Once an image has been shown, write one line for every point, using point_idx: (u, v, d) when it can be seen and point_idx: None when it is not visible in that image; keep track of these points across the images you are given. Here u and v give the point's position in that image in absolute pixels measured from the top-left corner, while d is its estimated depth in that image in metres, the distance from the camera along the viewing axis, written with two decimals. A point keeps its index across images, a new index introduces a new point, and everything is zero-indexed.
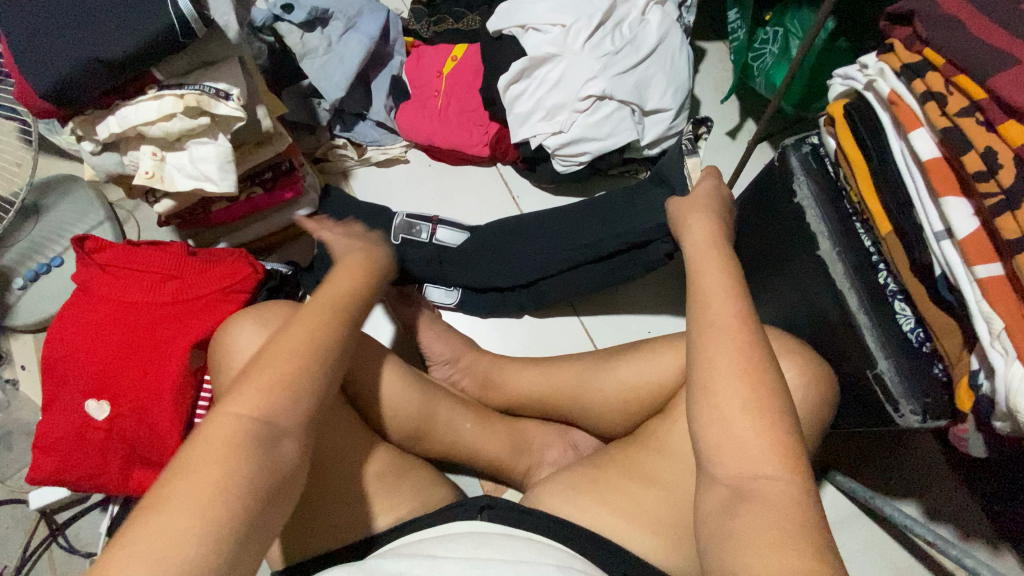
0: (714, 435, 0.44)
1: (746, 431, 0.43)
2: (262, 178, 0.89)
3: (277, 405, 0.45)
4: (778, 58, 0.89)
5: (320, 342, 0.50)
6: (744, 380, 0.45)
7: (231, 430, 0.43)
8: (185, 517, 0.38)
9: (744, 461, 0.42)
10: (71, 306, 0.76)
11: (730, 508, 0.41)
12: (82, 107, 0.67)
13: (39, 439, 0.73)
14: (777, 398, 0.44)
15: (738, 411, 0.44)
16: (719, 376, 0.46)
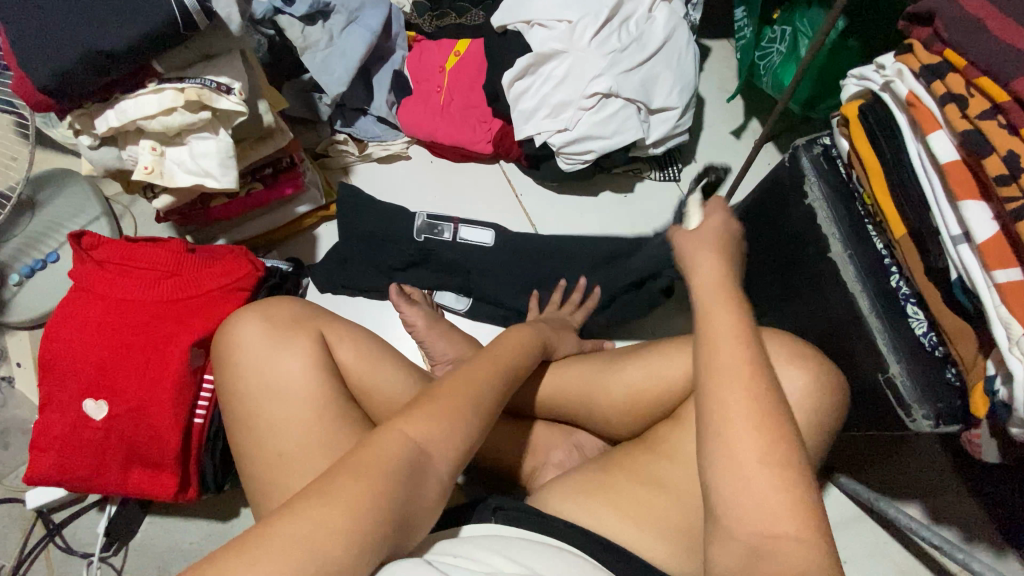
0: (723, 484, 0.44)
1: (758, 482, 0.42)
2: (262, 174, 0.87)
3: (438, 436, 0.48)
4: (786, 57, 0.87)
5: (487, 391, 0.54)
6: (749, 428, 0.44)
7: (398, 450, 0.45)
8: (343, 520, 0.40)
9: (757, 518, 0.42)
10: (67, 304, 0.74)
11: (751, 564, 0.41)
12: (81, 100, 0.65)
13: (35, 439, 0.72)
14: (784, 445, 0.43)
15: (750, 461, 0.43)
16: (733, 412, 0.45)
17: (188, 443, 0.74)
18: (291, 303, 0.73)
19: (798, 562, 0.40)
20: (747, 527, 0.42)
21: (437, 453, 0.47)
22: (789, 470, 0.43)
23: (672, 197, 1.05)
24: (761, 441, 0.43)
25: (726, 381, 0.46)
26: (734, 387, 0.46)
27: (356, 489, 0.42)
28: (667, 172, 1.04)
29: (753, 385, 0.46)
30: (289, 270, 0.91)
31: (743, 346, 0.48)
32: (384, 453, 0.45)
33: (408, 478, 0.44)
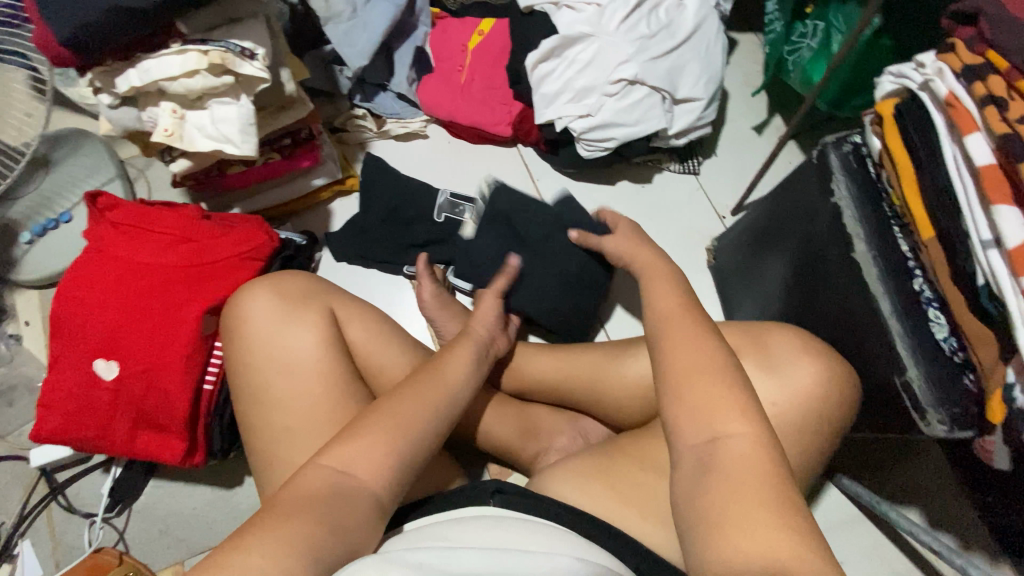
0: (676, 407, 0.52)
1: (705, 398, 0.51)
2: (281, 144, 0.86)
3: (367, 458, 0.52)
4: (817, 53, 0.86)
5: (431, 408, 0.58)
6: (694, 365, 0.53)
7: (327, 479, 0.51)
8: (277, 541, 0.44)
9: (712, 422, 0.50)
10: (81, 264, 0.74)
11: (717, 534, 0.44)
12: (103, 57, 0.65)
13: (44, 397, 0.72)
14: (725, 378, 0.52)
15: (716, 427, 0.50)
16: (694, 412, 0.51)
17: (196, 409, 0.75)
18: (304, 277, 0.73)
19: (748, 474, 0.46)
20: (694, 440, 0.50)
21: (363, 477, 0.52)
22: (735, 391, 0.51)
23: (689, 190, 1.04)
24: (703, 375, 0.52)
25: (673, 333, 0.57)
26: (679, 333, 0.56)
27: (296, 512, 0.47)
28: (686, 164, 1.04)
29: (690, 335, 0.56)
30: (304, 243, 0.91)
31: (677, 316, 0.59)
32: (318, 476, 0.51)
33: (343, 500, 0.49)
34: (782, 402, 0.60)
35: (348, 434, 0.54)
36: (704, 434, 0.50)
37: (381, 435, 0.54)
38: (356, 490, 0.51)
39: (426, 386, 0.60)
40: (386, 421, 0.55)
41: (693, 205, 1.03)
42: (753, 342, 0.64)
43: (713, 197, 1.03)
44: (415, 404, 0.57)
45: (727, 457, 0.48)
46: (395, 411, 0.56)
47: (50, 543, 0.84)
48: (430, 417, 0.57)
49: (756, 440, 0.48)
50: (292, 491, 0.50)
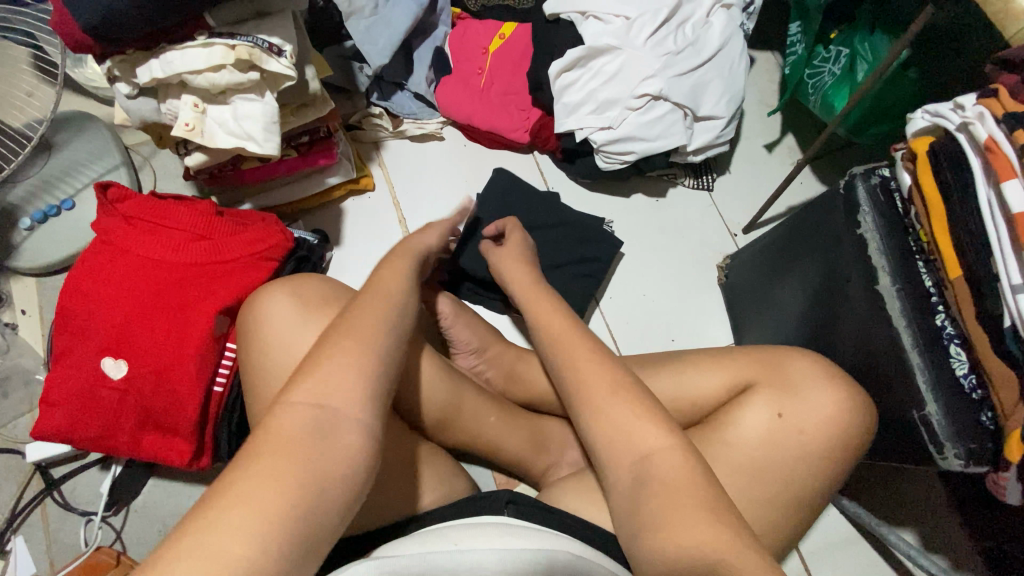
0: (599, 429, 0.52)
1: (621, 420, 0.51)
2: (299, 142, 0.84)
3: (331, 392, 0.47)
4: (839, 79, 0.87)
5: (381, 327, 0.52)
6: (608, 388, 0.53)
7: (297, 420, 0.45)
8: (249, 515, 0.39)
9: (625, 433, 0.50)
10: (90, 256, 0.71)
11: (637, 492, 0.48)
12: (125, 46, 0.62)
13: (47, 394, 0.70)
14: (639, 403, 0.52)
15: (610, 412, 0.52)
16: (596, 400, 0.53)
17: (205, 411, 0.73)
18: (323, 279, 0.72)
19: (666, 465, 0.48)
20: (625, 461, 0.50)
21: (338, 405, 0.46)
22: (649, 410, 0.51)
23: (702, 206, 1.04)
24: (626, 396, 0.52)
25: (579, 352, 0.57)
26: (581, 356, 0.56)
27: (273, 458, 0.43)
28: (701, 180, 1.04)
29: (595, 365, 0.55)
30: (316, 243, 0.89)
31: (563, 325, 0.61)
32: (289, 416, 0.45)
33: (321, 441, 0.44)
34: (805, 426, 0.61)
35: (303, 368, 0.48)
36: (631, 455, 0.50)
37: (341, 373, 0.48)
38: (331, 423, 0.45)
39: (372, 301, 0.55)
40: (341, 342, 0.49)
41: (705, 221, 1.04)
42: (774, 367, 0.65)
43: (725, 214, 1.04)
44: (368, 319, 0.52)
45: (662, 468, 0.48)
46: (343, 330, 0.51)
47: (43, 540, 0.81)
48: (384, 321, 0.53)
49: (686, 453, 0.49)
50: (263, 437, 0.44)
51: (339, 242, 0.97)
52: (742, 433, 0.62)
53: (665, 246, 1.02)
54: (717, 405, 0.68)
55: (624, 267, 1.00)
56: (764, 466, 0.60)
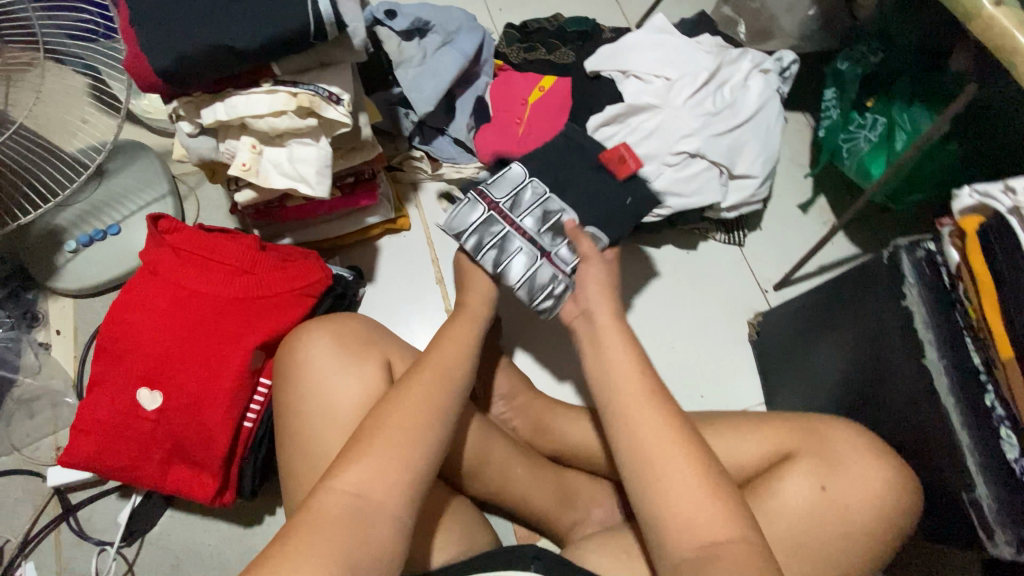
0: (651, 491, 0.50)
1: (678, 490, 0.49)
2: (344, 182, 0.87)
3: (371, 481, 0.50)
4: (876, 146, 0.87)
5: (425, 412, 0.56)
6: (666, 442, 0.51)
7: (333, 504, 0.49)
8: None
9: (687, 509, 0.48)
10: (135, 287, 0.72)
11: (700, 565, 0.46)
12: (193, 88, 0.66)
13: (79, 421, 0.70)
14: (714, 489, 0.49)
15: (654, 461, 0.50)
16: (649, 448, 0.51)
17: (234, 445, 0.72)
18: (360, 321, 0.72)
19: (739, 558, 0.46)
20: (694, 538, 0.47)
21: (378, 497, 0.50)
22: (697, 459, 0.50)
23: (732, 261, 1.05)
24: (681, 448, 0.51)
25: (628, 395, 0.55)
26: (642, 409, 0.54)
27: (314, 541, 0.46)
28: (732, 236, 1.05)
29: (664, 428, 0.52)
30: (351, 279, 0.89)
31: (629, 360, 0.58)
32: (333, 500, 0.49)
33: (359, 525, 0.48)
34: (851, 500, 0.59)
35: (350, 453, 0.52)
36: (700, 538, 0.47)
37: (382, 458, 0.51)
38: (372, 510, 0.49)
39: (423, 383, 0.58)
40: (389, 440, 0.53)
41: (736, 276, 1.04)
42: (813, 435, 0.64)
43: (757, 272, 1.04)
44: (415, 410, 0.55)
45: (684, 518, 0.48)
46: (393, 416, 0.54)
47: (54, 568, 0.80)
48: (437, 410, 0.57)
49: (751, 543, 0.47)
50: (305, 521, 0.48)
51: (372, 279, 0.99)
52: (783, 503, 0.60)
53: (695, 300, 1.02)
54: (756, 472, 0.66)
55: (653, 319, 1.00)
56: (806, 539, 0.59)
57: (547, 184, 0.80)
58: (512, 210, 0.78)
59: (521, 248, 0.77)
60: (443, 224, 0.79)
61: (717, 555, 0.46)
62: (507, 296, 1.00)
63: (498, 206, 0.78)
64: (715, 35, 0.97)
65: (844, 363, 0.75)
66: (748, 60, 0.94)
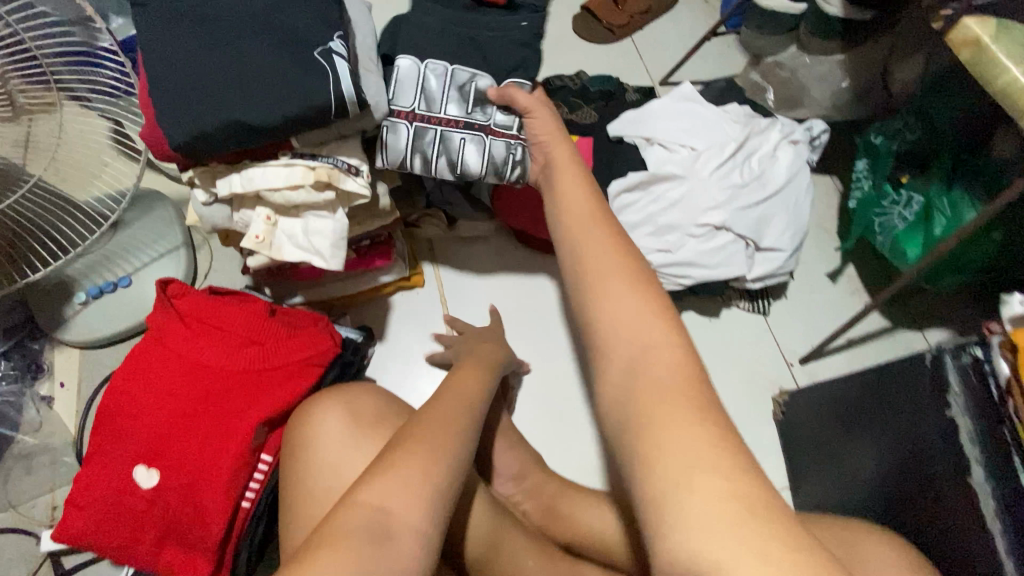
0: (596, 311, 0.49)
1: (625, 317, 0.48)
2: (359, 245, 0.85)
3: (395, 499, 0.46)
4: (912, 224, 0.83)
5: (449, 433, 0.52)
6: (623, 276, 0.50)
7: (348, 526, 0.44)
8: None
9: (632, 333, 0.47)
10: (140, 356, 0.70)
11: (629, 381, 0.45)
12: (211, 161, 0.65)
13: (76, 495, 0.67)
14: (657, 304, 0.48)
15: (608, 278, 0.50)
16: (614, 294, 0.49)
17: (230, 527, 0.68)
18: (374, 394, 0.70)
19: (672, 379, 0.44)
20: (626, 356, 0.46)
21: (401, 515, 0.46)
22: (648, 291, 0.49)
23: (756, 331, 1.01)
24: (639, 287, 0.49)
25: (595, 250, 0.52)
26: (607, 259, 0.51)
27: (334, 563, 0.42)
28: (756, 304, 1.01)
29: (614, 254, 0.51)
30: (360, 339, 0.87)
31: (585, 198, 0.58)
32: (349, 518, 0.45)
33: (381, 544, 0.44)
34: None
35: (376, 467, 0.49)
36: (632, 348, 0.46)
37: (410, 477, 0.48)
38: (394, 530, 0.45)
39: (451, 411, 0.56)
40: (418, 452, 0.49)
41: (761, 347, 0.99)
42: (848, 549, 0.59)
43: (782, 343, 1.00)
44: (442, 433, 0.52)
45: (645, 359, 0.45)
46: (416, 434, 0.51)
47: None
48: (462, 434, 0.53)
49: (687, 359, 0.45)
50: (321, 541, 0.44)
51: (383, 338, 0.96)
52: None
53: (717, 370, 0.97)
54: None
55: None
56: None
57: (444, 62, 0.76)
58: (430, 110, 0.74)
59: (462, 138, 0.74)
60: (384, 167, 0.74)
61: (645, 373, 0.45)
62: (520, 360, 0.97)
63: (416, 115, 0.73)
64: (744, 104, 0.96)
65: (882, 460, 0.70)
66: (778, 130, 0.91)
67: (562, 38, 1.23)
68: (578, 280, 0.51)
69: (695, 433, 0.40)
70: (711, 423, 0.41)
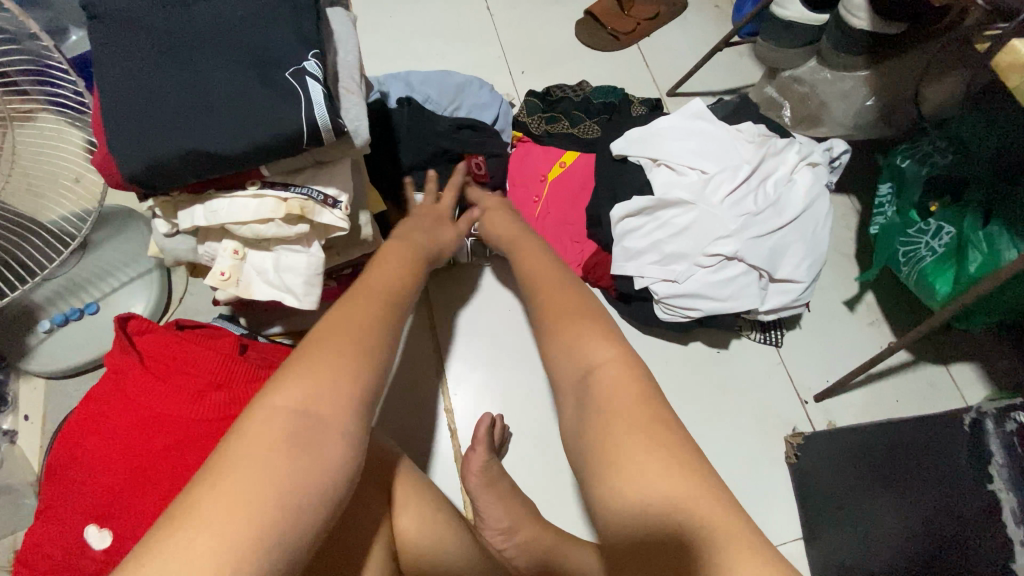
0: (547, 338, 0.58)
1: (577, 338, 0.55)
2: (341, 274, 0.79)
3: (314, 397, 0.45)
4: (940, 259, 0.77)
5: (362, 329, 0.51)
6: (569, 313, 0.58)
7: (274, 421, 0.43)
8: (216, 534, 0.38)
9: (588, 355, 0.53)
10: (100, 403, 0.64)
11: (584, 387, 0.51)
12: (172, 192, 0.59)
13: (22, 557, 0.60)
14: (602, 329, 0.55)
15: (558, 314, 0.59)
16: (571, 334, 0.56)
17: None
18: None
19: (622, 392, 0.49)
20: (575, 369, 0.53)
21: (324, 408, 0.45)
22: (612, 334, 0.55)
23: (767, 364, 0.94)
24: (584, 315, 0.57)
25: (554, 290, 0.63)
26: (569, 319, 0.57)
27: (250, 479, 0.40)
28: (768, 335, 0.94)
29: (564, 288, 0.63)
30: None
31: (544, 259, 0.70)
32: (268, 418, 0.44)
33: (307, 440, 0.43)
34: None
35: (283, 374, 0.47)
36: (583, 366, 0.53)
37: (321, 374, 0.46)
38: (319, 425, 0.44)
39: (366, 306, 0.55)
40: (333, 350, 0.48)
41: (772, 382, 0.93)
42: None
43: (796, 378, 0.93)
44: (347, 328, 0.50)
45: (599, 386, 0.50)
46: (330, 333, 0.50)
47: None
48: (377, 333, 0.52)
49: (632, 368, 0.51)
50: (235, 443, 0.42)
51: None
52: None
53: (724, 407, 0.91)
54: None
55: None
56: None
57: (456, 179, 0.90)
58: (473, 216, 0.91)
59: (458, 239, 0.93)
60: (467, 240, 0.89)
61: (595, 384, 0.51)
62: (514, 394, 0.91)
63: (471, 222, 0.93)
64: (759, 122, 0.89)
65: None
66: (795, 152, 0.85)
67: (564, 45, 1.17)
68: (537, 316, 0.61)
69: (650, 454, 0.44)
70: (666, 436, 0.46)
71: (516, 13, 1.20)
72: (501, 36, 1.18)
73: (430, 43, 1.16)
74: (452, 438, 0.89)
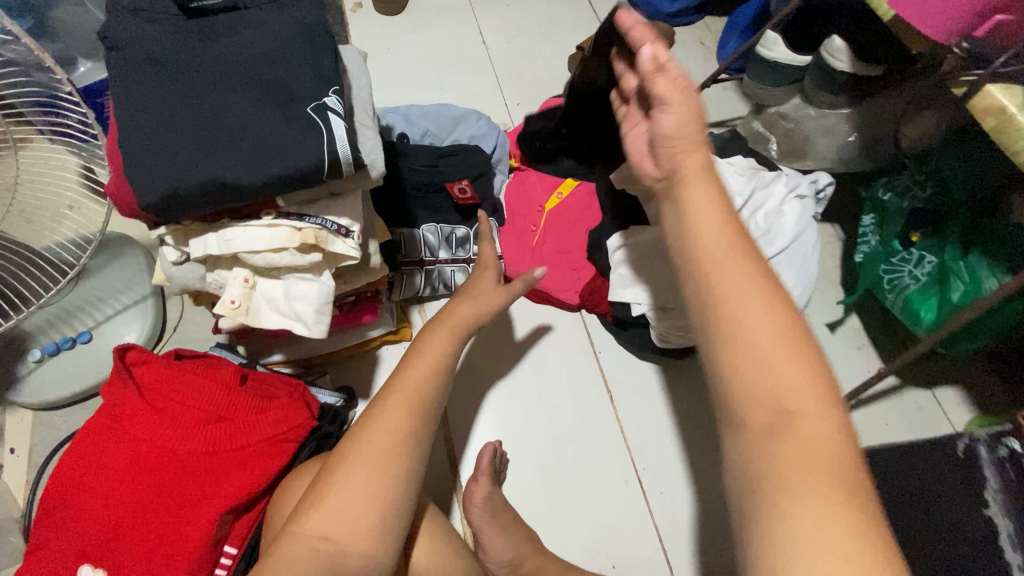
0: (720, 345, 0.41)
1: (768, 346, 0.39)
2: (343, 302, 0.79)
3: (342, 531, 0.56)
4: (924, 287, 0.79)
5: (394, 445, 0.61)
6: (760, 304, 0.41)
7: (302, 552, 0.54)
8: None
9: (780, 389, 0.38)
10: (93, 438, 0.63)
11: (768, 435, 0.37)
12: (183, 220, 0.58)
13: None
14: (802, 342, 0.40)
15: (740, 304, 0.41)
16: (755, 331, 0.40)
17: None
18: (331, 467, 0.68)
19: (823, 454, 0.36)
20: (761, 403, 0.39)
21: (346, 543, 0.56)
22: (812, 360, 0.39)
23: None
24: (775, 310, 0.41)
25: (735, 250, 0.44)
26: (758, 319, 0.40)
27: None
28: None
29: (743, 248, 0.44)
30: (339, 404, 0.82)
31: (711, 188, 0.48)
32: (305, 548, 0.55)
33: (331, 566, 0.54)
34: None
35: (321, 496, 0.57)
36: (772, 401, 0.38)
37: (364, 491, 0.57)
38: (342, 554, 0.55)
39: (407, 398, 0.65)
40: (364, 474, 0.58)
41: None
42: None
43: None
44: (382, 443, 0.60)
45: (801, 435, 0.37)
46: (361, 450, 0.60)
47: None
48: (410, 443, 0.62)
49: (836, 412, 0.38)
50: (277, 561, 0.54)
51: (365, 398, 0.89)
52: None
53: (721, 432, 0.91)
54: None
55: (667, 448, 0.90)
56: None
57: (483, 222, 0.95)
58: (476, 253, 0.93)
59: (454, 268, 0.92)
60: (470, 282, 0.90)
61: (791, 441, 0.37)
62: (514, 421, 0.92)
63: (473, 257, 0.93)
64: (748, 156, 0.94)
65: None
66: (783, 184, 0.88)
67: (558, 79, 1.21)
68: (710, 294, 0.42)
69: (838, 510, 0.34)
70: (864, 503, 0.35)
71: (512, 48, 1.24)
72: (497, 68, 1.21)
73: (428, 75, 1.19)
74: (452, 468, 0.88)
